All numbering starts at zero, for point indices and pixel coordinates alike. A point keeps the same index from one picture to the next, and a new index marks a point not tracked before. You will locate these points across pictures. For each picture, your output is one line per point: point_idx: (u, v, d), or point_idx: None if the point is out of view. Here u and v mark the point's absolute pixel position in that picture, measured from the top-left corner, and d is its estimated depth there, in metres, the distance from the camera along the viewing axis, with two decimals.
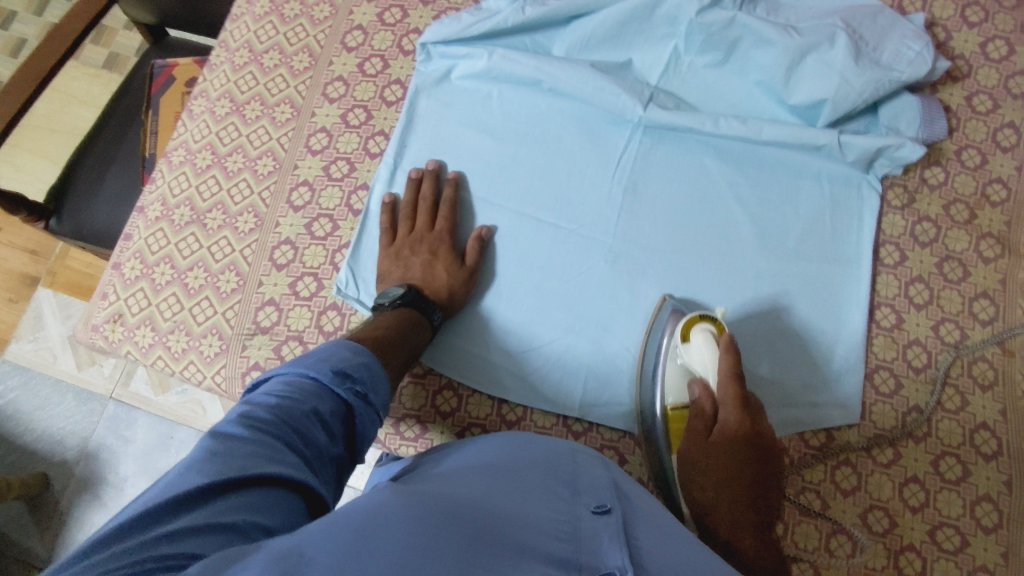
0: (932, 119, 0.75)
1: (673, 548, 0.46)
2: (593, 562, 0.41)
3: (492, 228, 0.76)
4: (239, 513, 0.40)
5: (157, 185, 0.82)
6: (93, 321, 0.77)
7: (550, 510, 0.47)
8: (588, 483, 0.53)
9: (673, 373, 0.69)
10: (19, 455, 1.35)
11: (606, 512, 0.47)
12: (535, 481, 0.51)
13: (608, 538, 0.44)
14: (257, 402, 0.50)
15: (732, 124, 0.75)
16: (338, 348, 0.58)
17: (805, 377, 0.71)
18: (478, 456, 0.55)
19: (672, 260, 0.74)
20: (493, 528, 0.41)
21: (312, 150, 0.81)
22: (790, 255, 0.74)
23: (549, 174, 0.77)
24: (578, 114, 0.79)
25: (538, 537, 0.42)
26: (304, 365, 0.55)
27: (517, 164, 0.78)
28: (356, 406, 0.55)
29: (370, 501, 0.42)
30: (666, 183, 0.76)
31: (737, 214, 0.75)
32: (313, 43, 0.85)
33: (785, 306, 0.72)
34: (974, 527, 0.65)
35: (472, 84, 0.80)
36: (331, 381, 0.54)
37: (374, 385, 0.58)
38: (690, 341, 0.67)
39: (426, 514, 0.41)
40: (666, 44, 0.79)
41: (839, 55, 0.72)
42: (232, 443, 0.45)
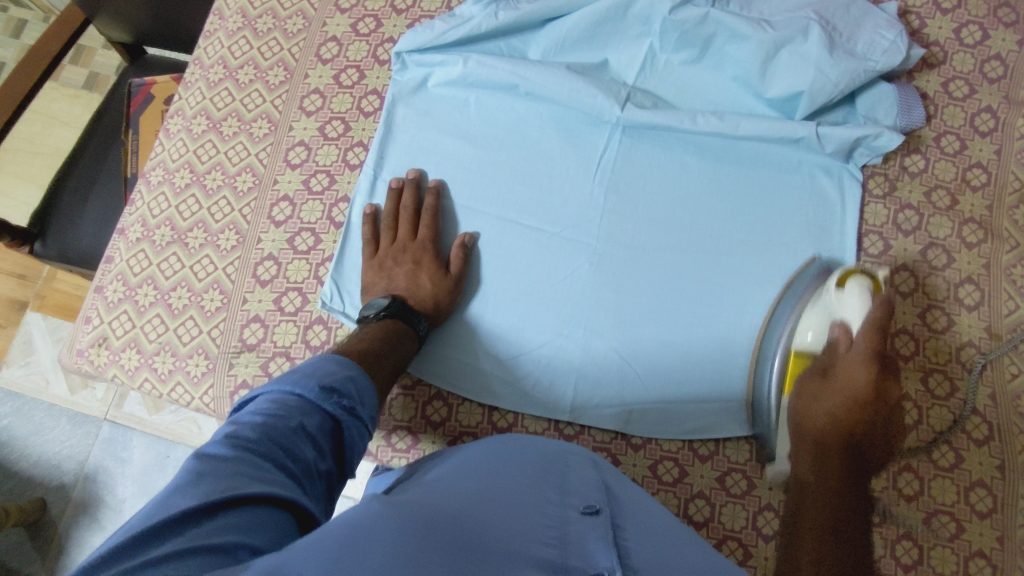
0: (910, 106, 0.75)
1: (662, 549, 0.46)
2: (581, 565, 0.41)
3: (474, 235, 0.76)
4: (224, 533, 0.40)
5: (137, 206, 0.81)
6: (78, 345, 0.77)
7: (539, 515, 0.46)
8: (576, 484, 0.52)
9: (813, 316, 0.66)
10: (16, 482, 1.35)
11: (594, 513, 0.47)
12: (525, 483, 0.51)
13: (596, 542, 0.44)
14: (243, 421, 0.50)
15: (711, 121, 0.75)
16: (326, 361, 0.58)
17: None
18: (466, 462, 0.55)
19: (656, 260, 0.74)
20: (481, 536, 0.41)
21: (291, 164, 0.80)
22: (776, 250, 0.73)
23: (530, 178, 0.77)
24: (558, 118, 0.79)
25: (525, 543, 0.42)
26: (290, 383, 0.54)
27: (497, 170, 0.78)
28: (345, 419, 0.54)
29: (356, 512, 0.41)
30: (648, 183, 0.76)
31: (721, 210, 0.75)
32: (288, 56, 0.85)
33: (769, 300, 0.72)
34: (969, 513, 0.66)
35: (450, 91, 0.80)
36: (319, 396, 0.54)
37: (362, 397, 0.58)
38: (844, 288, 0.65)
39: (415, 523, 0.41)
40: (642, 42, 0.78)
41: (813, 47, 0.72)
42: (217, 464, 0.44)
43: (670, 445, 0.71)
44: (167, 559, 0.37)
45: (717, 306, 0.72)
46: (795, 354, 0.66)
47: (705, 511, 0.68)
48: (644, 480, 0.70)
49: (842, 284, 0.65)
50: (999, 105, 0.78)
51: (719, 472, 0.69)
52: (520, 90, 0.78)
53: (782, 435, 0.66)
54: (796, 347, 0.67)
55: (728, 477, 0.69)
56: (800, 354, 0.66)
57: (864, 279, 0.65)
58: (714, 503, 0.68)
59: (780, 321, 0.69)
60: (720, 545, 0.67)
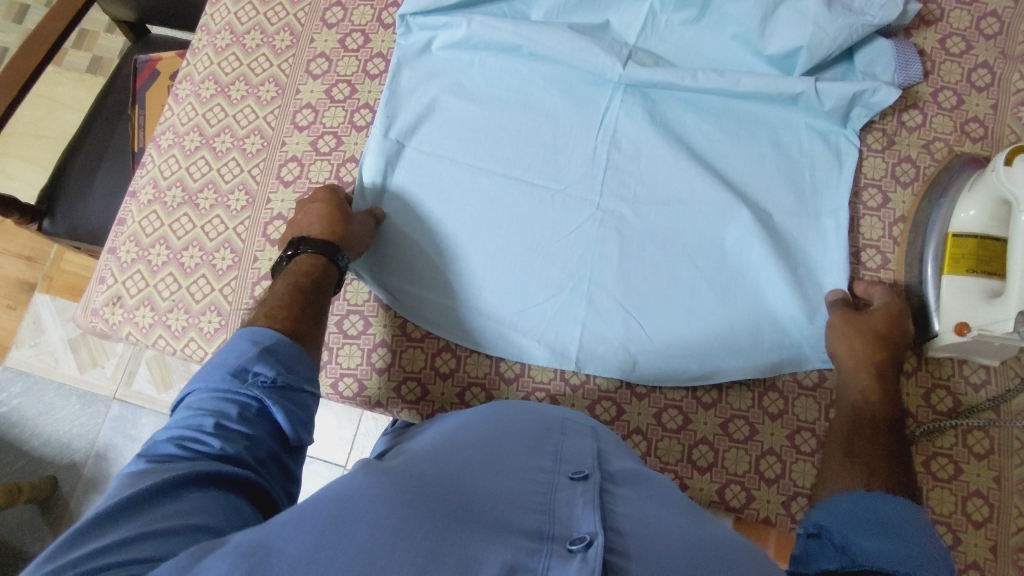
0: (908, 62, 0.76)
1: (657, 515, 0.45)
2: (564, 532, 0.40)
3: (476, 192, 0.77)
4: (200, 511, 0.43)
5: (148, 169, 0.83)
6: (93, 305, 0.78)
7: (528, 483, 0.46)
8: (571, 451, 0.52)
9: (975, 194, 0.68)
10: (26, 460, 1.36)
11: (583, 478, 0.46)
12: (518, 453, 0.50)
13: (582, 506, 0.43)
14: (163, 434, 0.50)
15: (714, 80, 0.76)
16: (241, 341, 0.55)
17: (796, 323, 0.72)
18: (465, 430, 0.55)
19: (655, 226, 0.75)
20: (465, 507, 0.42)
21: (299, 126, 0.82)
22: (775, 203, 0.75)
23: (533, 135, 0.78)
24: (563, 78, 0.80)
25: (505, 512, 0.42)
26: (208, 382, 0.53)
27: (499, 129, 0.79)
28: (268, 398, 0.52)
29: (344, 491, 0.42)
30: (652, 141, 0.77)
31: (719, 170, 0.76)
32: (293, 22, 0.86)
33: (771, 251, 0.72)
34: (967, 455, 0.68)
35: (453, 52, 0.81)
36: (235, 385, 0.52)
37: (289, 366, 0.56)
38: (1014, 166, 0.64)
39: (399, 496, 0.41)
40: (643, 2, 0.79)
41: (811, 2, 0.74)
42: (140, 475, 0.45)
43: (674, 394, 0.73)
44: (144, 538, 0.39)
45: (722, 258, 0.74)
46: (955, 236, 0.69)
47: (708, 457, 0.71)
48: (648, 428, 0.73)
49: (1009, 162, 0.64)
50: (995, 60, 0.79)
51: (722, 419, 0.72)
52: (523, 50, 0.79)
53: (948, 307, 0.68)
54: (957, 228, 0.69)
55: (730, 423, 0.72)
56: (961, 234, 0.69)
57: None
58: (717, 448, 0.71)
59: (939, 209, 0.72)
60: (722, 489, 0.70)
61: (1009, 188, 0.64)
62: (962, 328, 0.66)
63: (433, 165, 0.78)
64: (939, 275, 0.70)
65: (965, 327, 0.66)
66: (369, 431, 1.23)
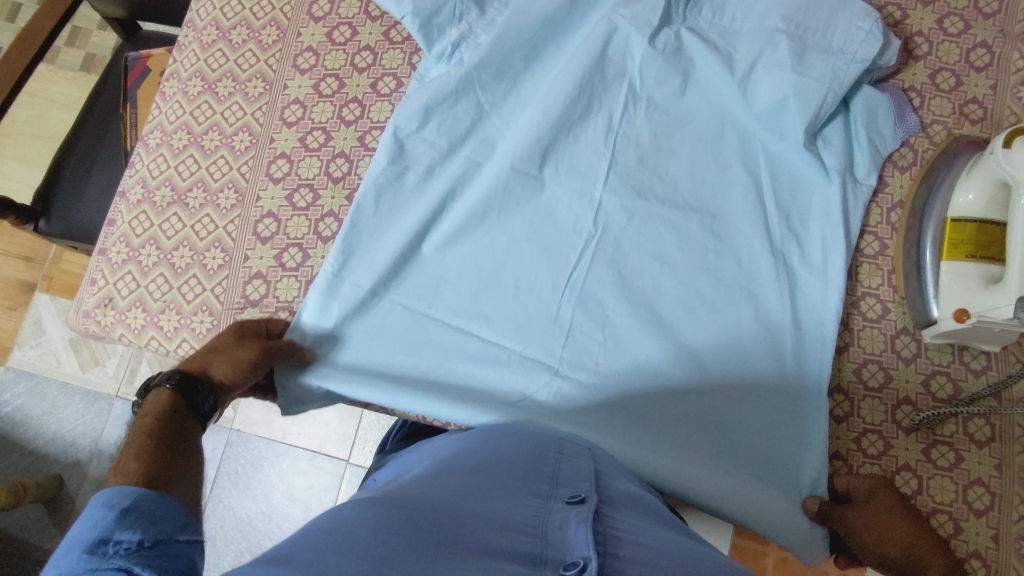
0: (903, 113, 0.75)
1: (653, 537, 0.45)
2: (558, 555, 0.40)
3: (450, 292, 0.72)
4: None
5: (136, 169, 0.82)
6: (84, 307, 0.78)
7: (522, 507, 0.46)
8: (569, 472, 0.51)
9: (974, 179, 0.67)
10: (30, 460, 1.37)
11: (579, 501, 0.46)
12: (514, 475, 0.50)
13: (575, 526, 0.42)
14: None
15: (697, 230, 0.73)
16: (94, 508, 0.44)
17: (785, 449, 0.66)
18: (459, 454, 0.54)
19: (620, 400, 0.68)
20: (456, 536, 0.41)
21: (287, 122, 0.81)
22: (772, 290, 0.70)
23: (493, 286, 0.72)
24: (543, 209, 0.75)
25: (498, 537, 0.41)
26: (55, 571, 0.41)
27: (461, 274, 0.73)
28: (133, 564, 0.40)
29: (337, 522, 0.42)
30: (621, 299, 0.71)
31: (695, 337, 0.69)
32: (279, 16, 0.85)
33: (762, 355, 0.68)
34: (967, 443, 0.67)
35: (428, 178, 0.76)
36: (93, 564, 0.41)
37: (159, 518, 0.44)
38: (1012, 149, 0.63)
39: (390, 526, 0.41)
40: (622, 81, 0.77)
41: (785, 56, 0.73)
42: None
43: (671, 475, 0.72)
44: None
45: (692, 416, 0.67)
46: (954, 221, 0.68)
47: None
48: None
49: (1007, 145, 0.63)
50: (994, 39, 0.77)
51: None
52: (503, 180, 0.74)
53: (947, 296, 0.67)
54: (956, 213, 0.68)
55: None
56: (960, 220, 0.67)
57: None
58: None
59: (937, 194, 0.71)
60: None
61: (1007, 172, 0.63)
62: (960, 315, 0.65)
63: (384, 311, 0.72)
64: (938, 261, 0.69)
65: (965, 314, 0.65)
66: (370, 425, 1.23)
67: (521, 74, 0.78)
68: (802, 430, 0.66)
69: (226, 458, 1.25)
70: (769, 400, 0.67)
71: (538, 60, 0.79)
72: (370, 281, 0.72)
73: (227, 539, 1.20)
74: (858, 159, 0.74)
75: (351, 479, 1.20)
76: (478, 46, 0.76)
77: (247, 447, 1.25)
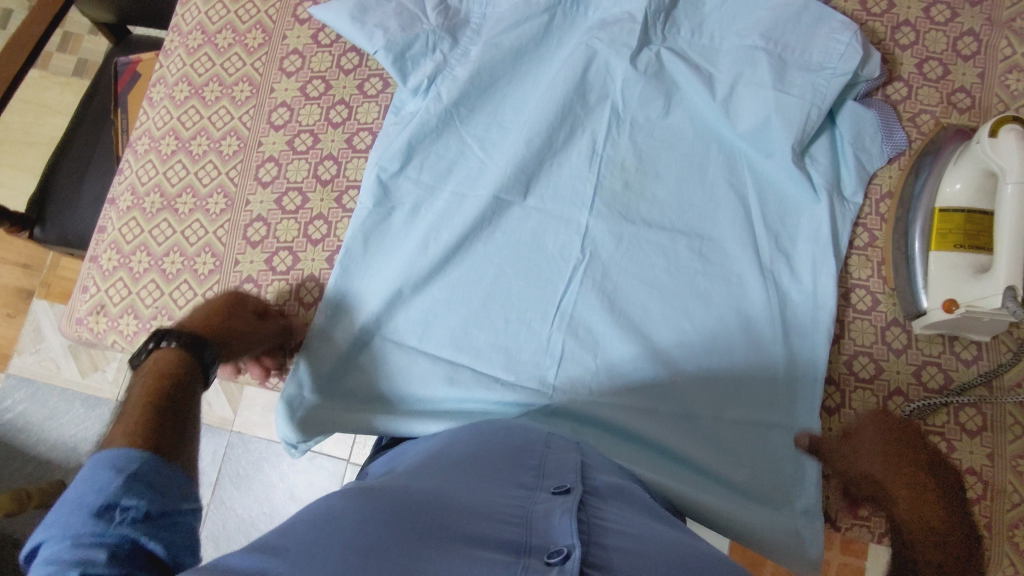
0: (891, 129, 0.74)
1: (638, 527, 0.45)
2: (543, 543, 0.40)
3: (440, 321, 0.73)
4: None
5: (125, 176, 0.82)
6: (77, 314, 0.78)
7: (507, 498, 0.46)
8: (555, 464, 0.51)
9: (962, 168, 0.67)
10: (33, 466, 1.37)
11: (565, 491, 0.46)
12: (499, 468, 0.50)
13: (560, 515, 0.42)
14: None
15: (685, 252, 0.73)
16: (99, 466, 0.45)
17: (776, 467, 0.66)
18: (447, 450, 0.55)
19: (612, 425, 0.68)
20: (440, 526, 0.41)
21: (274, 125, 0.81)
22: (761, 315, 0.70)
23: (483, 317, 0.72)
24: (529, 238, 0.74)
25: (483, 526, 0.41)
26: (59, 531, 0.42)
27: (449, 307, 0.73)
28: (142, 535, 0.42)
29: (326, 509, 0.43)
30: (611, 325, 0.71)
31: (685, 362, 0.69)
32: (265, 19, 0.85)
33: (748, 381, 0.68)
34: (959, 433, 0.67)
35: (414, 216, 0.76)
36: (99, 526, 0.42)
37: (164, 487, 0.46)
38: (999, 138, 0.63)
39: (373, 518, 0.41)
40: (604, 105, 0.77)
41: (765, 75, 0.74)
42: None
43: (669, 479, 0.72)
44: None
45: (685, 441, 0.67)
46: (941, 212, 0.68)
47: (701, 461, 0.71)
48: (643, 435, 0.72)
49: (994, 133, 0.63)
50: (981, 27, 0.77)
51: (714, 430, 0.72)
52: (488, 213, 0.74)
53: (936, 287, 0.67)
54: (944, 204, 0.68)
55: None
56: (948, 210, 0.68)
57: (1017, 126, 0.63)
58: None
59: (923, 184, 0.71)
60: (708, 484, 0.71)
61: (995, 161, 0.63)
62: (950, 305, 0.65)
63: (376, 350, 0.73)
64: (927, 252, 0.69)
65: (953, 304, 0.65)
66: None
67: (500, 104, 0.79)
68: (792, 452, 0.67)
69: (227, 460, 1.25)
70: (758, 423, 0.67)
71: (516, 89, 0.79)
72: (359, 322, 0.72)
73: (229, 540, 1.21)
74: (844, 177, 0.74)
75: (351, 479, 1.21)
76: (455, 78, 0.77)
77: (248, 448, 1.26)
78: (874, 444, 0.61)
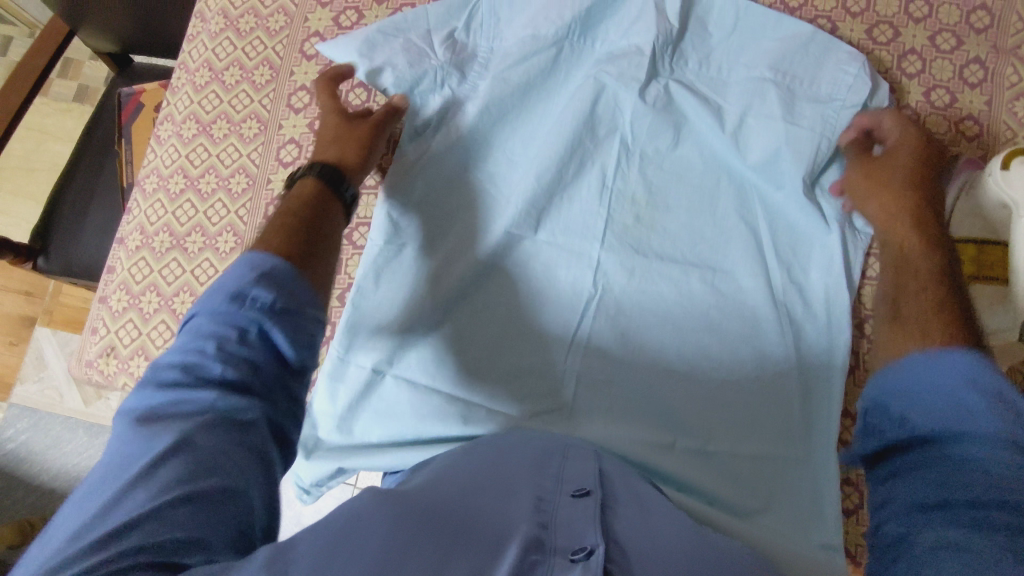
0: None
1: (661, 536, 0.44)
2: (567, 542, 0.40)
3: (451, 355, 0.72)
4: (182, 487, 0.40)
5: (134, 215, 0.83)
6: (87, 356, 0.79)
7: (530, 501, 0.46)
8: (573, 470, 0.51)
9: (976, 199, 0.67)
10: (37, 496, 1.36)
11: (584, 493, 0.46)
12: (519, 476, 0.50)
13: (582, 519, 0.42)
14: (165, 366, 0.47)
15: (698, 285, 0.72)
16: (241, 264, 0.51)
17: (792, 497, 0.66)
18: (466, 461, 0.55)
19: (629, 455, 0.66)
20: (466, 530, 0.41)
21: (284, 162, 0.80)
22: (779, 348, 0.69)
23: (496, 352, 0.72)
24: (541, 272, 0.74)
25: (508, 530, 0.42)
26: (202, 305, 0.49)
27: (486, 325, 0.73)
28: (268, 322, 0.48)
29: (348, 516, 0.42)
30: (626, 361, 0.71)
31: (700, 396, 0.69)
32: (272, 55, 0.85)
33: (766, 415, 0.68)
34: None
35: (424, 252, 0.76)
36: (235, 307, 0.49)
37: (292, 290, 0.51)
38: (1011, 170, 0.63)
39: (399, 522, 0.41)
40: (614, 137, 0.77)
41: (774, 107, 0.74)
42: (149, 420, 0.43)
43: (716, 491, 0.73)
44: (157, 520, 0.38)
45: (698, 469, 0.66)
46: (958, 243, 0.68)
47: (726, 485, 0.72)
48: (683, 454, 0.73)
49: (1006, 166, 0.63)
50: (987, 55, 0.77)
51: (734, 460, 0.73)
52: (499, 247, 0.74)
53: None
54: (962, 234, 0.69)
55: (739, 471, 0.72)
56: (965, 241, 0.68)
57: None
58: None
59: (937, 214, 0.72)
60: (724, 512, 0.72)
61: (1007, 194, 0.63)
62: None
63: (387, 388, 0.72)
64: None
65: None
66: None
67: (509, 138, 0.79)
68: (810, 490, 0.66)
69: None
70: (776, 456, 0.67)
71: (525, 122, 0.79)
72: (373, 361, 0.72)
73: None
74: None
75: None
76: (465, 115, 0.78)
77: None
78: (893, 172, 0.68)
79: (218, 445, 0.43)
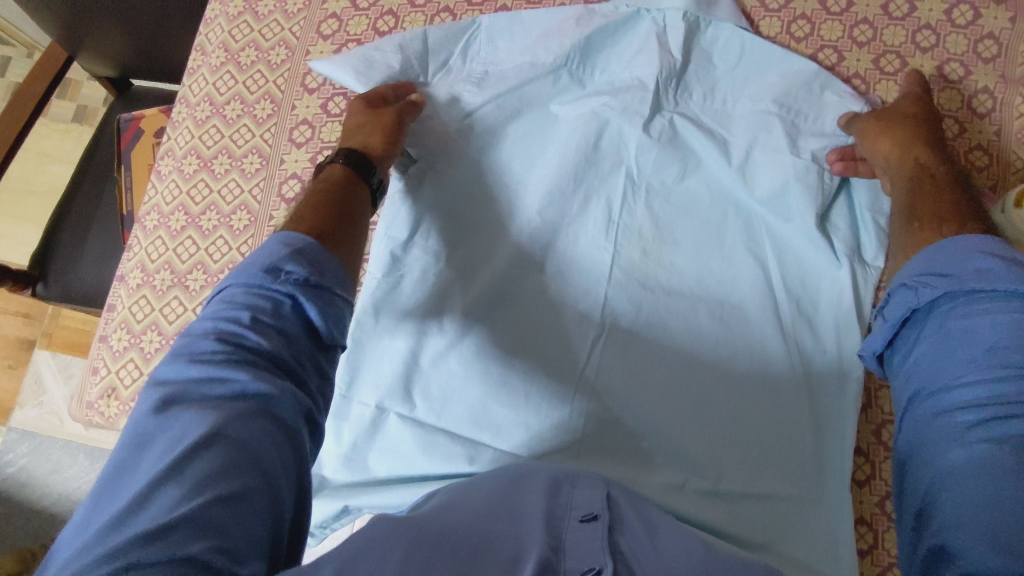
0: None
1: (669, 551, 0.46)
2: (576, 564, 0.43)
3: (455, 392, 0.71)
4: (238, 454, 0.44)
5: (134, 252, 0.83)
6: (88, 398, 0.79)
7: (538, 519, 0.48)
8: (580, 493, 0.51)
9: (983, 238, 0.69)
10: (37, 522, 1.35)
11: (593, 517, 0.48)
12: (525, 495, 0.51)
13: (590, 545, 0.45)
14: (196, 338, 0.51)
15: (704, 317, 0.71)
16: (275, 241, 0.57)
17: (807, 533, 0.64)
18: (473, 484, 0.55)
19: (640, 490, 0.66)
20: (480, 551, 0.44)
21: (286, 199, 0.80)
22: (791, 384, 0.68)
23: (501, 389, 0.70)
24: (545, 305, 0.73)
25: (519, 550, 0.44)
26: (234, 281, 0.55)
27: (525, 329, 0.72)
28: (300, 297, 0.54)
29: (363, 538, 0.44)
30: (635, 396, 0.69)
31: (710, 430, 0.67)
32: (273, 89, 0.84)
33: (778, 453, 0.66)
34: None
35: (425, 287, 0.74)
36: (270, 280, 0.54)
37: (323, 266, 0.57)
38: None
39: (416, 543, 0.43)
40: (618, 171, 0.76)
41: (777, 140, 0.74)
42: (188, 390, 0.47)
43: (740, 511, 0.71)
44: (179, 528, 0.39)
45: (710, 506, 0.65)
46: None
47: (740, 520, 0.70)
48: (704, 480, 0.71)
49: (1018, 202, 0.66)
50: (996, 84, 0.76)
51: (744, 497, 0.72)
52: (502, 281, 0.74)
53: None
54: None
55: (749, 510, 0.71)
56: None
57: None
58: None
59: None
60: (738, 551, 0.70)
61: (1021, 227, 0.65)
62: None
63: (392, 426, 0.71)
64: None
65: None
66: None
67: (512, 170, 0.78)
68: (824, 527, 0.65)
69: None
70: (789, 493, 0.65)
71: (529, 153, 0.78)
72: (377, 399, 0.72)
73: None
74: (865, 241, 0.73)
75: None
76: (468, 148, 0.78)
77: None
78: (907, 117, 0.70)
79: (246, 433, 0.45)
